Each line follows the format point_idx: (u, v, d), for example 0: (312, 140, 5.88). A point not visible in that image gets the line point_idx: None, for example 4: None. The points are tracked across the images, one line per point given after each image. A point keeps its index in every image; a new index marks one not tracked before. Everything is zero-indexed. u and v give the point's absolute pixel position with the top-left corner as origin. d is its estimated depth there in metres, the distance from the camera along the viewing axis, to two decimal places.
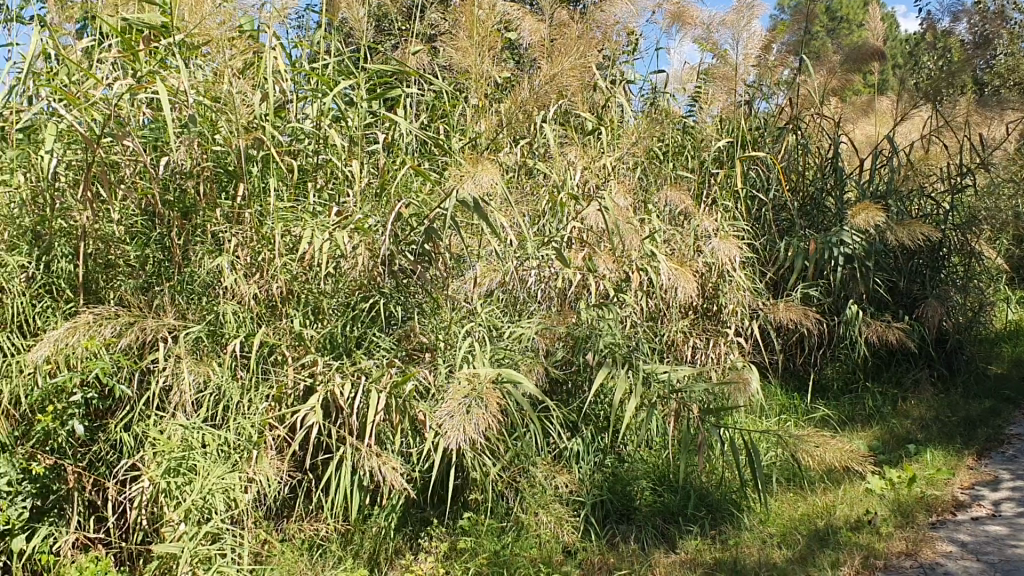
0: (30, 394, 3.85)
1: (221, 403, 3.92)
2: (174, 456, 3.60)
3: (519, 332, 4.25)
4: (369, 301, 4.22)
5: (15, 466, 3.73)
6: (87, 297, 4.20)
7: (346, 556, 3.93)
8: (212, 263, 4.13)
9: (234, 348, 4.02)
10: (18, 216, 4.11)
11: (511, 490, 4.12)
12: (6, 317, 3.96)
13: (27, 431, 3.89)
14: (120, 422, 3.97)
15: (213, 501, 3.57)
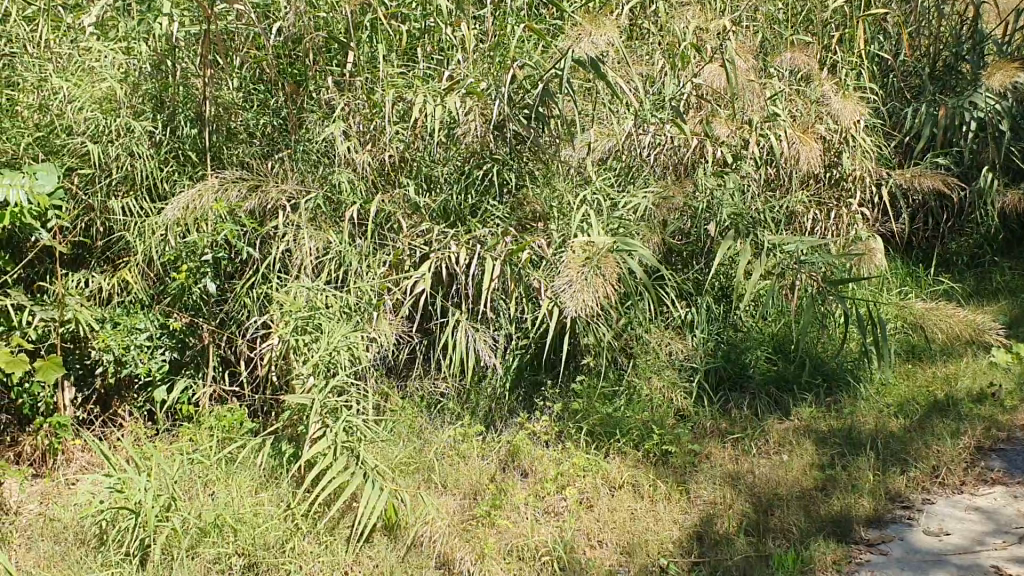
0: (162, 253, 4.02)
1: (341, 268, 4.01)
2: (301, 315, 3.71)
3: (635, 203, 4.21)
4: (483, 168, 4.19)
5: (155, 322, 4.07)
6: (215, 163, 4.28)
7: (464, 413, 4.10)
8: (325, 129, 4.16)
9: (353, 214, 4.12)
10: (142, 81, 4.22)
11: (625, 355, 4.16)
12: (136, 181, 4.12)
13: (162, 289, 4.14)
14: (247, 282, 4.12)
15: (338, 357, 3.61)
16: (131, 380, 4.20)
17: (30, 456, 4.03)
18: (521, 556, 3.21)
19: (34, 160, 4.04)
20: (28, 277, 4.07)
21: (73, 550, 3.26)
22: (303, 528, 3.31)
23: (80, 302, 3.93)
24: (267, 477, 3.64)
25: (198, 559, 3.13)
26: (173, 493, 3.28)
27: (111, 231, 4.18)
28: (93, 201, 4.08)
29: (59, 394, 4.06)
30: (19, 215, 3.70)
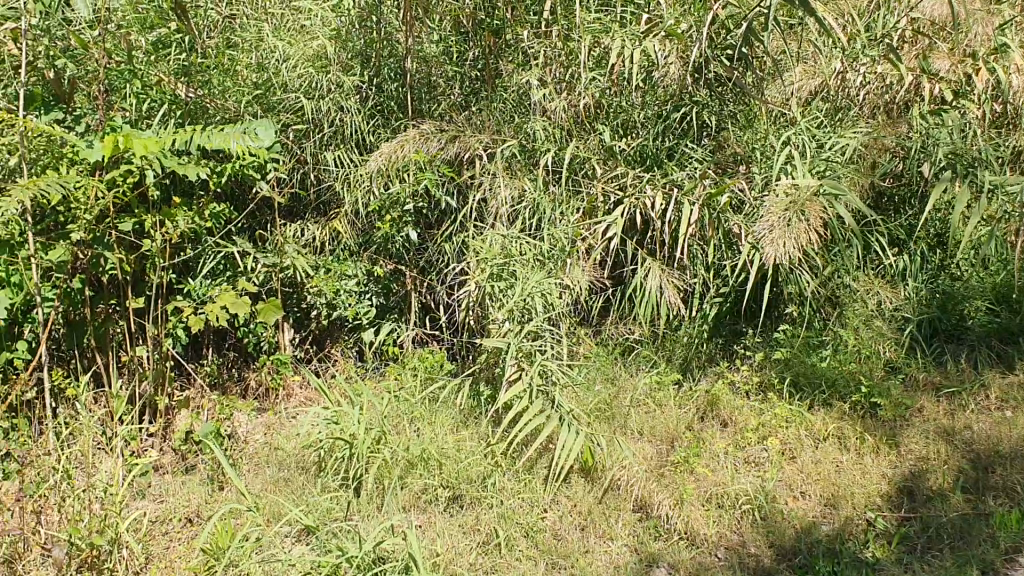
0: (368, 202, 4.19)
1: (537, 217, 4.03)
2: (496, 262, 3.75)
3: (843, 144, 4.01)
4: (682, 111, 4.13)
5: (363, 269, 4.30)
6: (416, 113, 4.40)
7: (660, 361, 4.08)
8: (522, 78, 4.23)
9: (547, 162, 4.12)
10: (349, 38, 4.34)
11: (829, 304, 4.05)
12: (344, 134, 4.31)
13: (369, 238, 4.35)
14: (448, 230, 4.27)
15: (532, 302, 3.61)
16: (342, 322, 4.50)
17: (254, 391, 4.35)
18: (719, 505, 3.18)
19: (254, 117, 4.19)
20: (250, 226, 4.34)
21: (295, 477, 3.51)
22: (504, 465, 3.43)
23: (296, 250, 4.20)
24: (467, 416, 3.80)
25: (408, 489, 3.33)
26: (383, 428, 3.49)
27: (323, 182, 4.40)
28: (307, 155, 4.30)
29: (279, 334, 4.38)
30: (240, 163, 3.92)
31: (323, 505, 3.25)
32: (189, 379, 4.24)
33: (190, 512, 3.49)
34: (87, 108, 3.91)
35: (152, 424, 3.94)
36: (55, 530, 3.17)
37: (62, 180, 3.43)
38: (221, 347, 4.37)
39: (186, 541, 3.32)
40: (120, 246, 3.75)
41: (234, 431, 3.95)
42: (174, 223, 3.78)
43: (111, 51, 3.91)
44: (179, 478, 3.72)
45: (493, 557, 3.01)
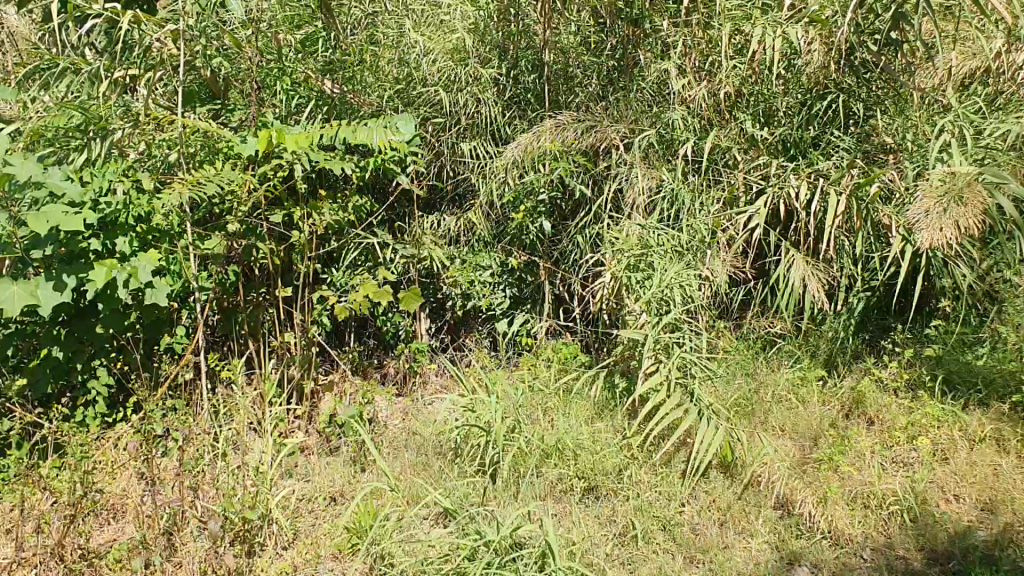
0: (503, 193, 4.23)
1: (676, 207, 3.97)
2: (633, 252, 3.72)
3: (1005, 130, 3.79)
4: (828, 99, 3.96)
5: (497, 260, 4.38)
6: (553, 105, 4.43)
7: (803, 356, 4.00)
8: (660, 67, 4.18)
9: (687, 152, 4.06)
10: (487, 31, 4.36)
11: (987, 300, 3.84)
12: (481, 126, 4.36)
13: (503, 229, 4.40)
14: (582, 220, 4.26)
15: (671, 294, 3.55)
16: (476, 312, 4.59)
17: (393, 377, 4.48)
18: (866, 505, 3.09)
19: (394, 111, 4.33)
20: (390, 217, 4.45)
21: (432, 461, 3.60)
22: (639, 458, 3.43)
23: (434, 241, 4.29)
24: (602, 407, 3.81)
25: (544, 477, 3.36)
26: (518, 417, 3.54)
27: (460, 173, 4.48)
28: (445, 146, 4.39)
29: (416, 323, 4.50)
30: (382, 157, 4.04)
31: (461, 489, 3.32)
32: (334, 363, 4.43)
33: (335, 492, 3.65)
34: (240, 105, 4.11)
35: (298, 407, 4.12)
36: (211, 504, 3.34)
37: (219, 177, 3.69)
38: (362, 334, 4.56)
39: (330, 519, 3.47)
40: (271, 237, 4.01)
41: (375, 416, 4.07)
42: (320, 214, 3.92)
43: (262, 50, 4.09)
44: (324, 459, 3.87)
45: (630, 548, 3.01)
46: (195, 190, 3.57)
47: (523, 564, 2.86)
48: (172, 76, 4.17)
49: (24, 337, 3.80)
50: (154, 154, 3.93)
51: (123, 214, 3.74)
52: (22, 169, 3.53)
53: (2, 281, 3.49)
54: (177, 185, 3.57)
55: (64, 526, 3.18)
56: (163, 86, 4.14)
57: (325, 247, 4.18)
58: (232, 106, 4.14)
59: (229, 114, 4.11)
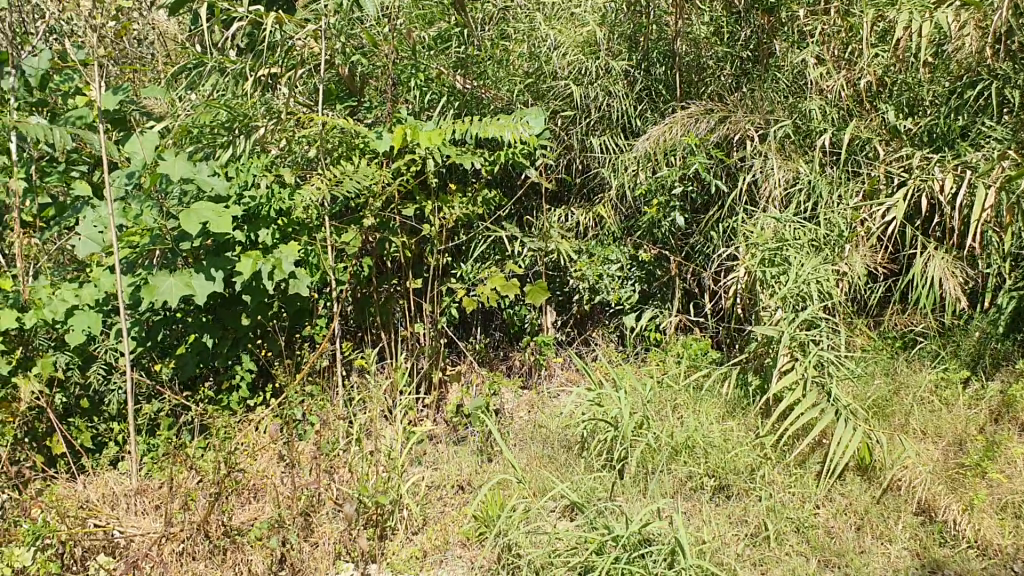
0: (635, 186, 4.19)
1: (812, 200, 3.88)
2: (768, 248, 3.64)
3: None
4: (979, 86, 3.80)
5: (626, 255, 4.35)
6: (684, 96, 4.38)
7: (947, 356, 3.83)
8: (798, 56, 4.07)
9: (823, 143, 3.97)
10: (618, 22, 4.38)
11: None
12: (611, 120, 4.35)
13: (633, 223, 4.38)
14: (712, 218, 4.20)
15: (807, 290, 3.48)
16: (603, 307, 4.58)
17: (518, 369, 4.51)
18: (1015, 514, 2.97)
19: (525, 105, 4.35)
20: (517, 211, 4.47)
21: (559, 454, 3.61)
22: (772, 458, 3.37)
23: (561, 234, 4.30)
24: (733, 405, 3.75)
25: (673, 475, 3.32)
26: (646, 413, 3.52)
27: (589, 168, 4.45)
28: (575, 140, 4.36)
29: (542, 316, 4.55)
30: (513, 151, 4.02)
31: (588, 483, 3.33)
32: (461, 355, 4.50)
33: (462, 480, 3.73)
34: (376, 101, 4.24)
35: (426, 397, 4.21)
36: (346, 488, 3.47)
37: (356, 173, 3.81)
38: (488, 327, 4.60)
39: (458, 507, 3.56)
40: (403, 230, 4.12)
41: (501, 407, 4.12)
42: (450, 209, 3.99)
43: (397, 48, 4.05)
44: (452, 448, 3.94)
45: (762, 549, 2.96)
46: (335, 191, 3.75)
47: (652, 561, 2.85)
48: (312, 74, 4.32)
49: (174, 323, 4.07)
50: (293, 150, 4.10)
51: (265, 206, 3.95)
52: (173, 167, 3.86)
53: (161, 274, 3.77)
54: (317, 182, 3.74)
55: (209, 503, 3.35)
56: (303, 83, 4.30)
57: (454, 240, 4.24)
58: (368, 103, 4.29)
59: (366, 111, 4.25)
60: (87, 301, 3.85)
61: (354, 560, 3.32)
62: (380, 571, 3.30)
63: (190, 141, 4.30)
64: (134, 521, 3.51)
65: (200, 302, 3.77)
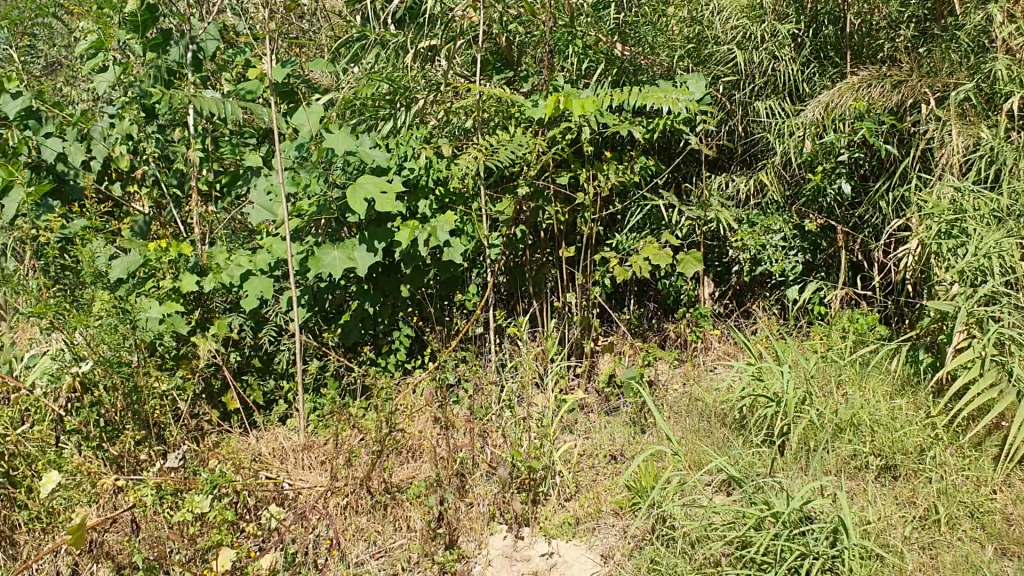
0: (800, 154, 4.10)
1: (995, 164, 3.56)
2: (944, 220, 3.44)
3: None
4: None
5: (790, 225, 4.22)
6: (856, 63, 4.25)
7: None
8: (984, 10, 3.75)
9: (1011, 106, 3.66)
10: None
11: None
12: (778, 85, 4.24)
13: (798, 191, 4.26)
14: (884, 186, 4.05)
15: (987, 264, 3.26)
16: (764, 278, 4.48)
17: (673, 341, 4.47)
18: None
19: (685, 70, 4.29)
20: (675, 179, 4.41)
21: (716, 429, 3.55)
22: (945, 440, 3.23)
23: (721, 203, 4.22)
24: (902, 383, 3.61)
25: (836, 453, 3.24)
26: (809, 388, 3.45)
27: (752, 133, 4.34)
28: (738, 105, 4.30)
29: (699, 287, 4.48)
30: (672, 120, 3.95)
31: (747, 457, 3.29)
32: (615, 325, 4.49)
33: (615, 450, 3.71)
34: (533, 70, 4.22)
35: (579, 366, 4.22)
36: (500, 452, 3.55)
37: (513, 143, 3.87)
38: (643, 297, 4.58)
39: (610, 476, 3.56)
40: (558, 198, 4.13)
41: (655, 379, 4.07)
42: (606, 176, 3.96)
43: (556, 15, 4.05)
44: (605, 418, 3.94)
45: (931, 533, 2.85)
46: (489, 162, 3.81)
47: (813, 538, 2.76)
48: (471, 45, 4.39)
49: (337, 290, 4.23)
50: (451, 120, 4.18)
51: (423, 177, 4.02)
52: (337, 142, 3.92)
53: (326, 246, 3.95)
54: (472, 153, 3.81)
55: (371, 460, 3.49)
56: (462, 54, 4.37)
57: (610, 209, 4.21)
58: (524, 72, 4.28)
59: (522, 81, 4.27)
60: (260, 266, 4.06)
61: (508, 523, 3.40)
62: (534, 534, 3.35)
63: (353, 113, 4.44)
64: (302, 475, 3.70)
65: (362, 273, 3.91)
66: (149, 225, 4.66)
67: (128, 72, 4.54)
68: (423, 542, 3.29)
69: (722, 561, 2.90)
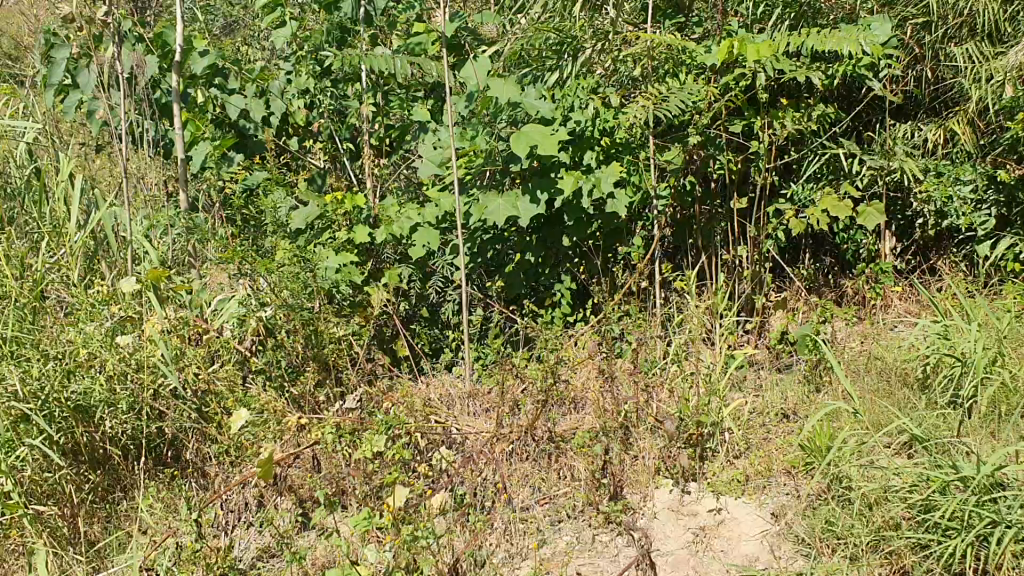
0: (997, 100, 3.83)
1: None
2: None
3: None
4: None
5: (982, 175, 3.95)
6: None
7: None
8: None
9: None
10: None
11: None
12: (975, 27, 3.94)
13: (994, 139, 3.99)
14: None
15: None
16: (951, 232, 4.25)
17: (850, 298, 4.28)
18: None
19: (869, 13, 4.06)
20: (855, 128, 4.20)
21: (896, 389, 3.39)
22: None
23: (906, 152, 4.00)
24: None
25: None
26: (1001, 349, 3.24)
27: (943, 78, 4.10)
28: (928, 49, 4.02)
29: (880, 242, 4.29)
30: (853, 64, 3.78)
31: (931, 418, 3.14)
32: (788, 280, 4.34)
33: (787, 409, 3.60)
34: (706, 14, 4.14)
35: (750, 321, 4.12)
36: (667, 406, 3.51)
37: (683, 90, 3.79)
38: (819, 252, 4.39)
39: (783, 435, 3.46)
40: (728, 147, 4.03)
41: (831, 336, 3.92)
42: (782, 124, 3.84)
43: None
44: (776, 375, 3.84)
45: None
46: (660, 109, 3.73)
47: (1006, 506, 2.63)
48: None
49: (499, 243, 4.26)
50: (619, 69, 4.08)
51: (590, 127, 4.00)
52: (503, 91, 3.97)
53: (490, 195, 4.00)
54: (641, 101, 3.74)
55: (537, 410, 3.54)
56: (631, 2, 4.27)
57: (783, 158, 4.08)
58: (697, 19, 4.16)
59: (694, 26, 4.15)
60: (429, 219, 4.16)
61: (674, 477, 3.37)
62: (701, 489, 3.32)
63: (521, 65, 4.45)
64: (468, 420, 3.78)
65: (523, 223, 3.93)
66: (324, 177, 4.85)
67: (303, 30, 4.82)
68: (588, 491, 3.30)
69: (903, 525, 2.77)
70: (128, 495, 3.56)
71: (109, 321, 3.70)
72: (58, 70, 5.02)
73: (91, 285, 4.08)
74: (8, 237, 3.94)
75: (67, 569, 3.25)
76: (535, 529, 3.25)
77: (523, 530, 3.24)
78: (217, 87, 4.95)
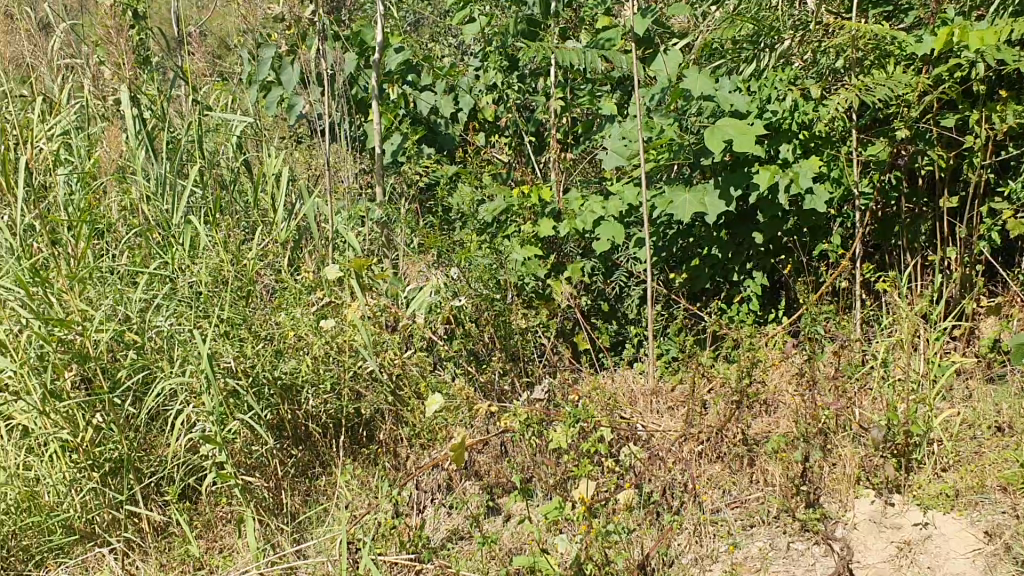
0: None
1: None
2: None
3: None
4: None
5: None
6: None
7: None
8: None
9: None
10: None
11: None
12: None
13: None
14: None
15: None
16: None
17: None
18: None
19: None
20: None
21: None
22: None
23: None
24: None
25: None
26: None
27: None
28: None
29: None
30: None
31: None
32: (1000, 285, 4.07)
33: (1001, 422, 3.39)
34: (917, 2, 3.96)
35: (957, 327, 3.90)
36: (871, 413, 3.38)
37: (889, 83, 3.57)
38: None
39: (999, 450, 3.25)
40: (939, 142, 3.82)
41: None
42: (1001, 117, 3.61)
43: None
44: (988, 386, 3.62)
45: None
46: (864, 96, 3.57)
47: None
48: None
49: (686, 238, 4.17)
50: (819, 61, 3.93)
51: (786, 121, 3.84)
52: (696, 84, 3.94)
53: (678, 189, 3.94)
54: (844, 91, 3.59)
55: (730, 411, 3.46)
56: None
57: (1000, 154, 3.86)
58: (906, 7, 4.01)
59: (902, 16, 4.02)
60: (612, 212, 4.09)
61: (875, 488, 3.23)
62: (906, 502, 3.17)
63: (714, 57, 4.39)
64: (655, 418, 3.74)
65: (710, 219, 3.86)
66: (510, 171, 4.90)
67: (491, 24, 4.92)
68: (783, 498, 3.20)
69: None
70: (326, 471, 3.75)
71: (316, 306, 3.94)
72: (264, 66, 5.23)
73: (296, 271, 4.31)
74: (224, 226, 4.20)
75: (272, 538, 3.44)
76: (726, 532, 3.18)
77: (713, 533, 3.18)
78: (410, 84, 5.20)
